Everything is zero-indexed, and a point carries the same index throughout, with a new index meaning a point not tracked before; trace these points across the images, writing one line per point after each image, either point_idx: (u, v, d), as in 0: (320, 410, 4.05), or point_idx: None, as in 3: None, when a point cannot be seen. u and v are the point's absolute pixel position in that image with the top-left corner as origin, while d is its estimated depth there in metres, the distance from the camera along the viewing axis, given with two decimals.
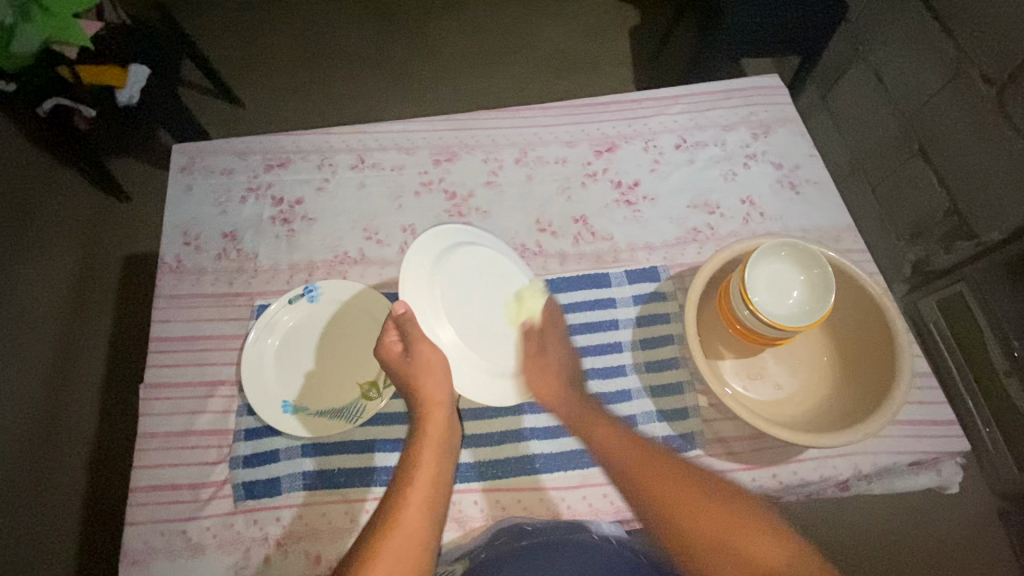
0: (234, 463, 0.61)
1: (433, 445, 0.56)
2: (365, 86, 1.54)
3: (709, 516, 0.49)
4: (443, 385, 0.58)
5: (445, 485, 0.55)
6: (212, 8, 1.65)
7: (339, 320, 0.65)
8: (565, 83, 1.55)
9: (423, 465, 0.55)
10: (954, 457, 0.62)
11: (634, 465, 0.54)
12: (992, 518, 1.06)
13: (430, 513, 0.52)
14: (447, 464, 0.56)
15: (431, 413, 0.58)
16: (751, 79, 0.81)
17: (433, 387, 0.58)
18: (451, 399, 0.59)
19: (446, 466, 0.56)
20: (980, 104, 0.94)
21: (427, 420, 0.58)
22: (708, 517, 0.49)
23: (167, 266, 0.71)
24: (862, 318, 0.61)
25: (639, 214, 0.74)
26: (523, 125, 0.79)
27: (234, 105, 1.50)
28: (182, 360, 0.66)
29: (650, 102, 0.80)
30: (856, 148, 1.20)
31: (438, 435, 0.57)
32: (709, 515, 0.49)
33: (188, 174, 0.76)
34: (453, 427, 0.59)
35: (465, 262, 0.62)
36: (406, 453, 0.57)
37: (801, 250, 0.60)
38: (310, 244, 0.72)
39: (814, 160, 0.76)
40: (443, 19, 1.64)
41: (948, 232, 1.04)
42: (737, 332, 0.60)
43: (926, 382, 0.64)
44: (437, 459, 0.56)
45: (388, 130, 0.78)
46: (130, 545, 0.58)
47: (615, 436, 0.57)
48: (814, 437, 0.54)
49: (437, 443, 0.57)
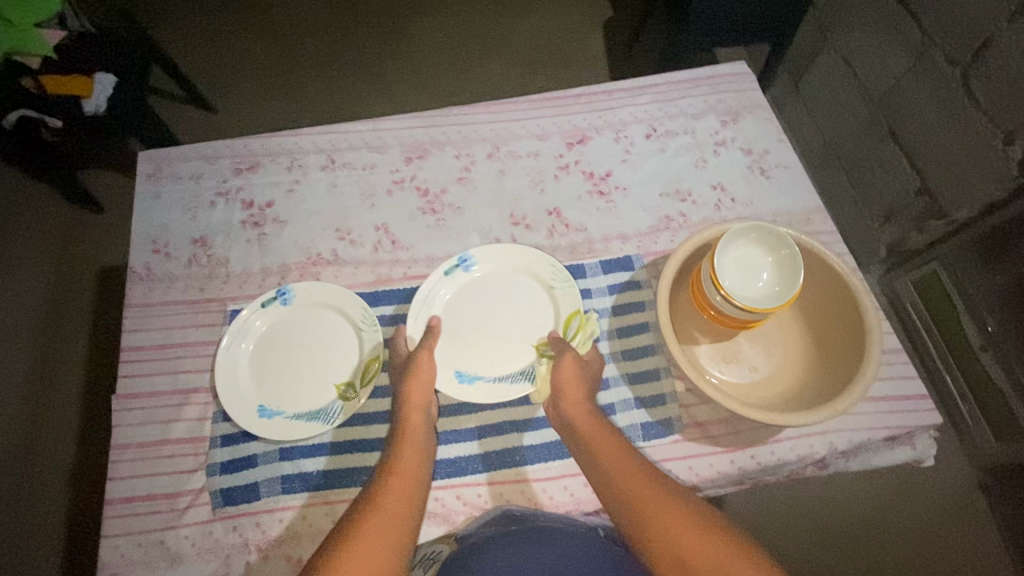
0: (210, 470, 0.60)
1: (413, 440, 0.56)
2: (341, 86, 1.53)
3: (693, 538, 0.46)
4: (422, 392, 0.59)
5: (425, 481, 0.55)
6: (180, 14, 1.63)
7: (312, 322, 0.65)
8: (543, 79, 1.54)
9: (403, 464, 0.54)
10: (927, 431, 0.63)
11: (642, 490, 0.51)
12: (974, 489, 1.08)
13: (408, 504, 0.52)
14: (426, 460, 0.56)
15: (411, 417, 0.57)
16: (717, 68, 0.82)
17: (418, 393, 0.58)
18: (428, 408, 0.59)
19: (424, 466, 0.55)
20: (944, 86, 0.94)
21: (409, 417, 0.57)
22: (681, 538, 0.47)
23: (137, 275, 0.70)
24: (833, 298, 0.62)
25: (612, 204, 0.74)
26: (495, 120, 0.79)
27: (205, 110, 1.48)
28: (154, 369, 0.65)
29: (620, 93, 0.81)
30: (829, 134, 1.22)
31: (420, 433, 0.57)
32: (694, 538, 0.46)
33: (155, 181, 0.75)
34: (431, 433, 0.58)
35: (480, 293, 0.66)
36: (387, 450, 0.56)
37: (768, 232, 0.60)
38: (282, 247, 0.72)
39: (783, 145, 0.77)
40: (417, 17, 1.64)
41: (919, 213, 1.06)
42: (710, 317, 0.61)
43: (896, 358, 0.65)
44: (415, 454, 0.55)
45: (358, 129, 0.78)
46: (107, 558, 0.57)
47: (626, 464, 0.53)
48: (784, 417, 0.54)
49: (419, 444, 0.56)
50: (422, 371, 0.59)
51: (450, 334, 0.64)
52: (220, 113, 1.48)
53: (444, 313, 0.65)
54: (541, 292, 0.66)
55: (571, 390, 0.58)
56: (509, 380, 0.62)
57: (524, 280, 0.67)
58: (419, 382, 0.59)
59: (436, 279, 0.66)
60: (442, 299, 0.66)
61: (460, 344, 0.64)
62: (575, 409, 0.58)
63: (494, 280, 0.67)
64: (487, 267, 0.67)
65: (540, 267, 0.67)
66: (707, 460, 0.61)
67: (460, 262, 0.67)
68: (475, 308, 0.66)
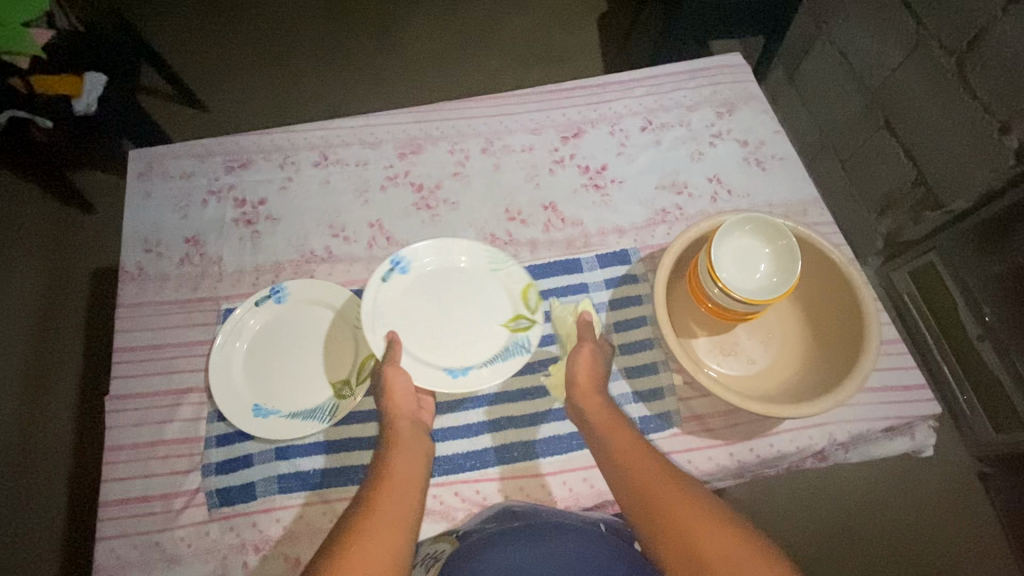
0: (206, 471, 0.60)
1: (404, 443, 0.56)
2: (334, 83, 1.52)
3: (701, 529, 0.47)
4: (408, 400, 0.58)
5: (421, 484, 0.54)
6: (170, 12, 1.61)
7: (308, 320, 0.65)
8: (537, 73, 1.54)
9: (397, 467, 0.54)
10: (926, 421, 0.63)
11: (648, 482, 0.50)
12: (973, 479, 1.08)
13: (406, 506, 0.51)
14: (422, 463, 0.55)
15: (399, 422, 0.57)
16: (711, 60, 0.82)
17: (401, 402, 0.58)
18: (414, 412, 0.59)
19: (419, 467, 0.55)
20: (940, 75, 0.94)
21: (397, 422, 0.57)
22: (691, 529, 0.47)
23: (129, 275, 0.69)
24: (829, 288, 0.62)
25: (607, 198, 0.74)
26: (488, 114, 0.78)
27: (197, 109, 1.47)
28: (147, 369, 0.65)
29: (614, 86, 0.80)
30: (824, 125, 1.22)
31: (410, 436, 0.56)
32: (702, 530, 0.47)
33: (146, 180, 0.74)
34: (422, 436, 0.58)
35: (430, 285, 0.64)
36: (379, 453, 0.56)
37: (765, 223, 0.60)
38: (275, 245, 0.71)
39: (778, 136, 0.77)
40: (411, 13, 1.63)
41: (916, 203, 1.05)
42: (709, 310, 0.60)
43: (894, 348, 0.65)
44: (410, 457, 0.55)
45: (351, 125, 0.77)
46: (102, 560, 0.57)
47: (634, 454, 0.53)
48: (786, 408, 0.53)
49: (410, 447, 0.56)
50: (396, 383, 0.58)
51: (416, 336, 0.61)
52: (213, 112, 1.47)
53: (398, 316, 0.62)
54: (490, 280, 0.64)
55: (581, 381, 0.58)
56: (501, 358, 0.60)
57: (469, 268, 0.64)
58: (399, 394, 0.58)
59: (375, 287, 0.62)
60: (388, 302, 0.62)
61: (428, 341, 0.61)
62: (583, 400, 0.57)
63: (436, 275, 0.64)
64: (422, 264, 0.64)
65: (477, 257, 0.65)
66: (705, 454, 0.61)
67: (394, 264, 0.63)
68: (429, 303, 0.63)
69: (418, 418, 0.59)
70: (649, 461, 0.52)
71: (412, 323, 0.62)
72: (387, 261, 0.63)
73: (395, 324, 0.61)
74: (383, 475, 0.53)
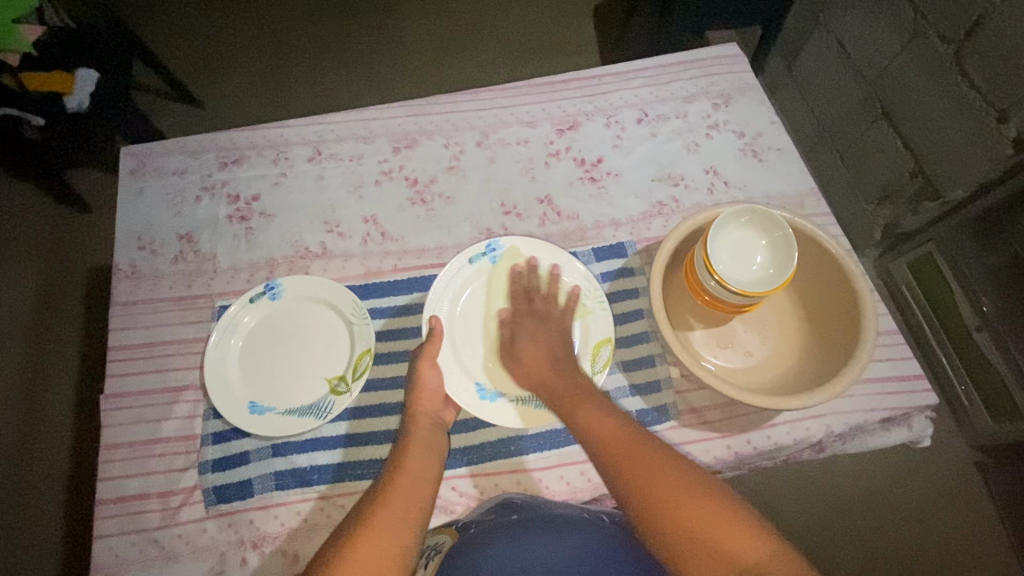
0: (203, 468, 0.59)
1: (421, 442, 0.56)
2: (328, 78, 1.50)
3: (700, 523, 0.46)
4: (435, 399, 0.59)
5: (434, 483, 0.54)
6: (162, 8, 1.60)
7: (303, 317, 0.64)
8: (533, 67, 1.52)
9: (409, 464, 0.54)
10: (923, 411, 0.63)
11: (651, 475, 0.49)
12: (971, 469, 1.09)
13: (414, 501, 0.51)
14: (438, 461, 0.56)
15: (418, 419, 0.57)
16: (706, 51, 0.81)
17: (426, 400, 0.58)
18: (435, 410, 0.58)
19: (433, 464, 0.55)
20: (938, 63, 0.93)
21: (414, 420, 0.57)
22: (691, 522, 0.47)
23: (122, 273, 0.69)
24: (827, 280, 0.61)
25: (604, 190, 0.74)
26: (484, 108, 0.78)
27: (191, 105, 1.46)
28: (142, 367, 0.64)
29: (610, 77, 0.80)
30: (822, 116, 1.21)
31: (425, 434, 0.56)
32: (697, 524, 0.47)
33: (139, 177, 0.74)
34: (439, 434, 0.57)
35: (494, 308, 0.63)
36: (397, 448, 0.56)
37: (763, 215, 0.60)
38: (269, 241, 0.71)
39: (776, 127, 0.77)
40: (406, 6, 1.61)
41: (914, 194, 1.05)
42: (706, 303, 0.60)
43: (891, 339, 0.65)
44: (427, 454, 0.55)
45: (345, 120, 0.77)
46: (100, 558, 0.57)
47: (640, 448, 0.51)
48: (782, 401, 0.53)
49: (426, 445, 0.56)
50: (427, 380, 0.59)
51: (460, 334, 0.62)
52: (207, 108, 1.46)
53: (459, 308, 0.63)
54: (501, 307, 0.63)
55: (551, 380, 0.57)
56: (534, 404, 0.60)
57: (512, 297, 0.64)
58: (427, 392, 0.58)
59: (461, 265, 0.64)
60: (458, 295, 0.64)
61: (477, 354, 0.61)
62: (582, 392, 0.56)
63: (517, 279, 0.64)
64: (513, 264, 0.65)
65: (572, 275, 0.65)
66: (703, 446, 0.61)
67: (488, 250, 0.65)
68: (484, 321, 0.63)
69: (441, 419, 0.59)
70: (654, 453, 0.51)
71: (462, 334, 0.62)
72: (484, 244, 0.65)
73: (452, 322, 0.62)
74: (396, 470, 0.53)
